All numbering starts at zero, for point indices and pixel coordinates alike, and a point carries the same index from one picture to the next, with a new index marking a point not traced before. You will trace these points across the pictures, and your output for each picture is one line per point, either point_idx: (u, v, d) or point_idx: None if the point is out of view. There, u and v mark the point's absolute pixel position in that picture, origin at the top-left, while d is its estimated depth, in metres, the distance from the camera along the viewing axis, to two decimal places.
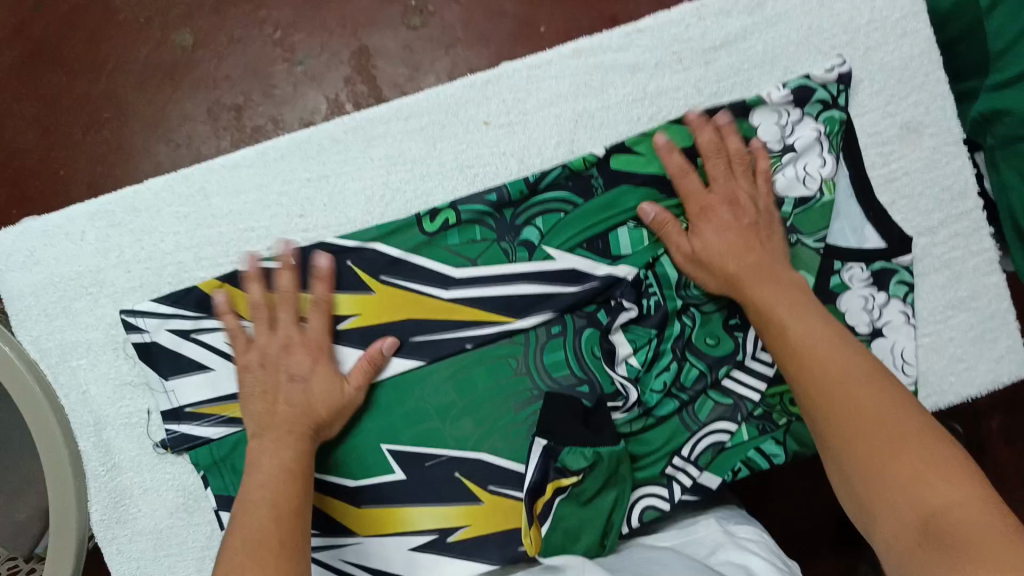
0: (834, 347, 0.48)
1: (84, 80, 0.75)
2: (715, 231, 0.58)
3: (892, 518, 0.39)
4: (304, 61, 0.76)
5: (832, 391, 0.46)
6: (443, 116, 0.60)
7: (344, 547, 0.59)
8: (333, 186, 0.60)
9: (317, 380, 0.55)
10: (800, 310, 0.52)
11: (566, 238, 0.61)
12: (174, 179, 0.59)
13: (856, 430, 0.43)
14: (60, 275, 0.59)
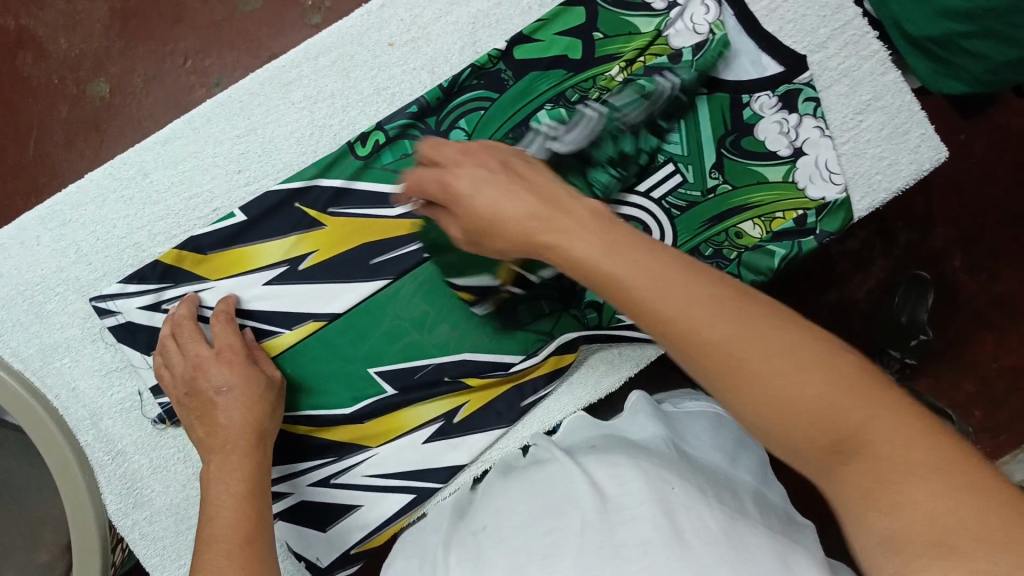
0: (651, 277, 0.33)
1: (11, 149, 0.80)
2: (505, 194, 0.40)
3: (784, 442, 0.32)
4: (220, 81, 0.82)
5: (684, 328, 0.32)
6: (350, 47, 0.64)
7: (363, 464, 0.62)
8: (263, 137, 0.63)
9: (237, 387, 0.54)
10: (574, 230, 0.37)
11: (492, 127, 0.62)
12: (113, 166, 0.62)
13: (739, 364, 0.31)
14: (26, 283, 0.61)
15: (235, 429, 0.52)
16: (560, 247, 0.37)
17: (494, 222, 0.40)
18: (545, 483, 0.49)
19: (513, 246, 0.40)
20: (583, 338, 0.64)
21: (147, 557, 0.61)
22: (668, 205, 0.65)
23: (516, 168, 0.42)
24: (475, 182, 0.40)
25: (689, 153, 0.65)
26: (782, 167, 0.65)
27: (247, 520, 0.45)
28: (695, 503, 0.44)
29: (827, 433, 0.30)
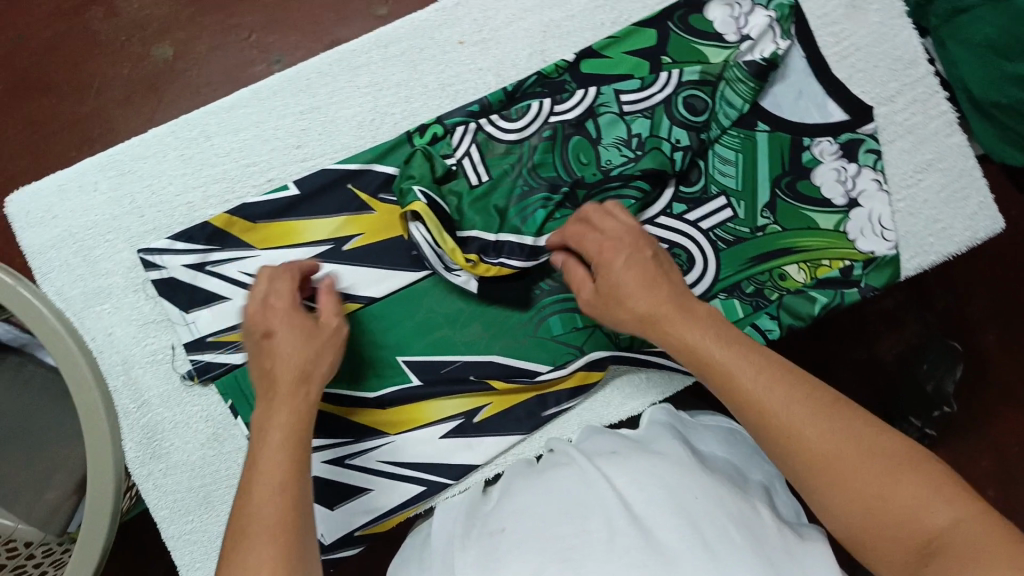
0: (765, 394, 0.42)
1: (72, 102, 0.83)
2: (625, 265, 0.51)
3: (878, 552, 0.37)
4: (281, 60, 0.84)
5: (797, 442, 0.40)
6: (421, 40, 0.64)
7: (378, 449, 0.63)
8: (324, 116, 0.64)
9: (300, 332, 0.51)
10: (692, 320, 0.48)
11: (548, 129, 0.62)
12: (177, 125, 0.63)
13: (841, 473, 0.38)
14: (78, 227, 0.63)
15: (290, 379, 0.48)
16: (682, 332, 0.48)
17: (624, 294, 0.50)
18: (567, 486, 0.50)
19: (636, 315, 0.50)
20: (612, 359, 0.64)
21: (158, 509, 0.62)
22: (715, 237, 0.64)
23: (661, 255, 0.52)
24: (624, 262, 0.51)
25: (743, 188, 0.64)
26: (835, 216, 0.65)
27: (282, 490, 0.42)
28: (718, 517, 0.46)
29: (913, 542, 0.36)
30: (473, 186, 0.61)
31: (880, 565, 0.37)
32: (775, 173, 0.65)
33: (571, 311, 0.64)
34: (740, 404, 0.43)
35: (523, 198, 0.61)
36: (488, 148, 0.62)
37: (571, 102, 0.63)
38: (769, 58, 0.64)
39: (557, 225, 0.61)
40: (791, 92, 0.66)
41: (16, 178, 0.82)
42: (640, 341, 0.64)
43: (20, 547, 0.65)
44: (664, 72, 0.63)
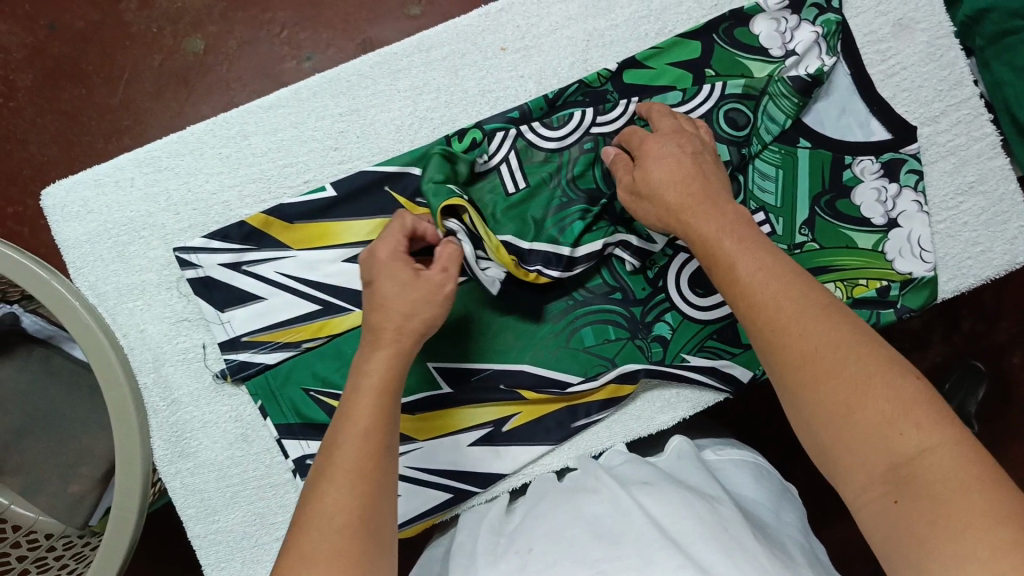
0: (774, 284, 0.43)
1: (103, 92, 0.83)
2: (664, 160, 0.53)
3: (850, 458, 0.38)
4: (312, 57, 0.83)
5: (795, 337, 0.40)
6: (463, 45, 0.64)
7: (404, 455, 0.63)
8: (364, 119, 0.64)
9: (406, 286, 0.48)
10: (713, 214, 0.49)
11: (590, 138, 0.61)
12: (216, 123, 0.63)
13: (830, 372, 0.39)
14: (114, 222, 0.63)
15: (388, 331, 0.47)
16: (700, 227, 0.49)
17: (654, 182, 0.53)
18: (597, 510, 0.50)
19: (664, 207, 0.52)
20: (644, 372, 0.63)
21: (183, 507, 0.62)
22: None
23: (699, 160, 0.53)
24: (658, 155, 0.54)
25: (782, 205, 0.64)
26: (873, 236, 0.64)
27: (365, 439, 0.41)
28: (752, 547, 0.45)
29: (887, 455, 0.37)
30: (508, 193, 0.61)
31: (846, 472, 0.39)
32: (816, 190, 0.64)
33: (604, 323, 0.64)
34: (742, 298, 0.44)
35: (560, 208, 0.60)
36: (528, 156, 0.62)
37: (615, 113, 0.62)
38: (813, 74, 0.63)
39: (596, 236, 0.60)
40: (834, 109, 0.65)
41: (47, 166, 0.83)
42: (672, 356, 0.64)
43: (41, 540, 0.69)
44: (707, 84, 0.63)
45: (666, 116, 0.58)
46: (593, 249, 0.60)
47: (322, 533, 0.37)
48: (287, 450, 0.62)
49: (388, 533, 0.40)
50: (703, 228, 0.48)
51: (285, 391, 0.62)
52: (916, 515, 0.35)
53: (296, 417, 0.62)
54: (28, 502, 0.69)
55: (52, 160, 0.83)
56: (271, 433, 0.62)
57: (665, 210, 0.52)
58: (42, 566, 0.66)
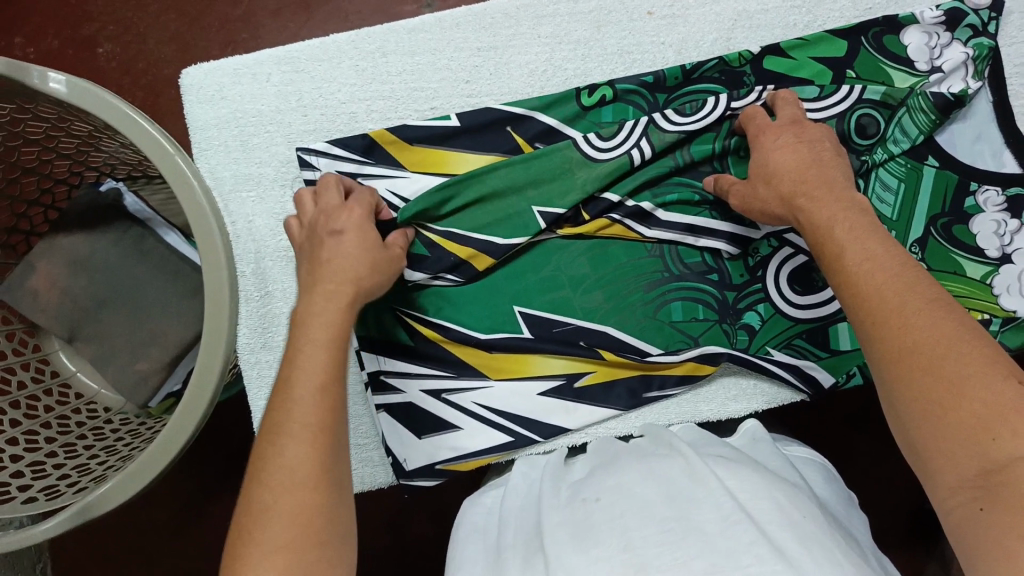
0: (886, 276, 0.41)
1: (227, 2, 0.85)
2: (786, 150, 0.54)
3: (940, 461, 0.35)
4: (433, 3, 0.84)
5: (894, 326, 0.39)
6: (611, 3, 0.64)
7: (475, 391, 0.64)
8: (499, 58, 0.64)
9: (366, 240, 0.50)
10: (832, 205, 0.48)
11: (716, 127, 0.62)
12: (358, 36, 0.65)
13: (930, 371, 0.36)
14: (243, 112, 0.65)
15: (340, 273, 0.47)
16: (812, 214, 0.49)
17: (773, 171, 0.53)
18: (672, 475, 0.50)
19: (778, 194, 0.52)
20: (728, 357, 0.63)
21: (256, 397, 0.64)
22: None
23: (821, 155, 0.53)
24: (775, 147, 0.55)
25: (897, 219, 0.63)
26: (984, 267, 0.63)
27: (320, 374, 0.40)
28: (829, 541, 0.44)
29: (977, 459, 0.34)
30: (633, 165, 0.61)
31: (934, 472, 0.36)
32: (935, 210, 0.63)
33: (694, 301, 0.64)
34: (850, 288, 0.43)
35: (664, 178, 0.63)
36: (658, 139, 0.61)
37: (747, 99, 0.61)
38: (957, 94, 0.62)
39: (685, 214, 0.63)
40: (968, 134, 0.64)
41: (160, 62, 0.86)
42: (757, 347, 0.64)
43: (100, 410, 0.72)
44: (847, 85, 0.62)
45: (789, 106, 0.58)
46: (669, 219, 0.63)
47: (293, 493, 0.36)
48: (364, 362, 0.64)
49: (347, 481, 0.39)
50: (822, 219, 0.48)
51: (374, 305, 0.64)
52: (998, 532, 0.32)
53: (379, 332, 0.64)
54: (93, 374, 0.74)
55: (167, 59, 0.86)
56: (353, 346, 0.65)
57: (782, 200, 0.52)
58: (99, 433, 0.68)
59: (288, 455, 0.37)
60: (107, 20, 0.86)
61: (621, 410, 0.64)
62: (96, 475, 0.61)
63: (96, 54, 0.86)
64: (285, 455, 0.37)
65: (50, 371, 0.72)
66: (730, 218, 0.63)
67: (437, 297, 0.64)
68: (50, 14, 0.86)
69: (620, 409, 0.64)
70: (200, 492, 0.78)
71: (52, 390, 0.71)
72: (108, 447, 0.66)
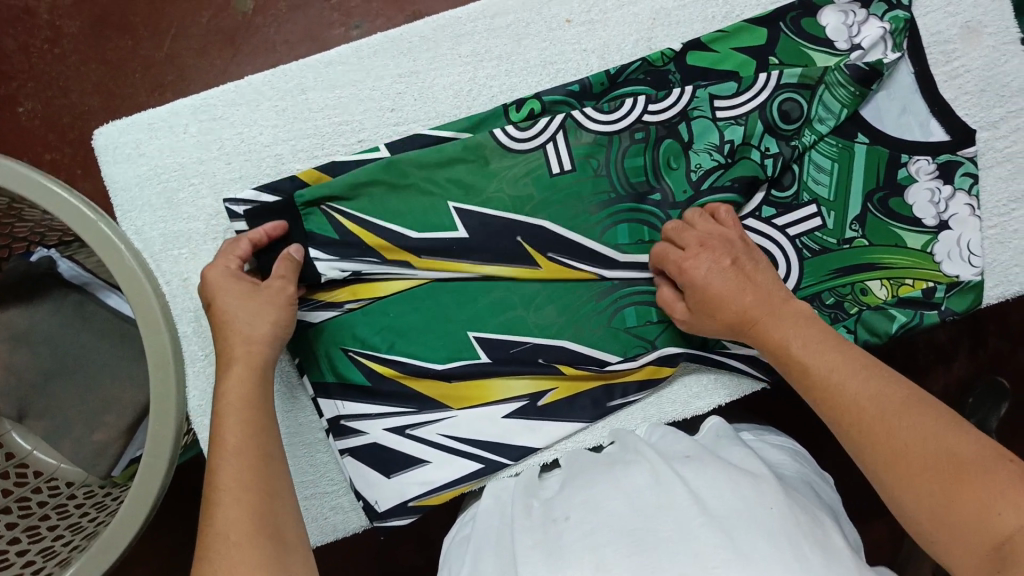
0: (859, 395, 0.44)
1: (149, 46, 0.82)
2: (714, 272, 0.53)
3: (957, 553, 0.37)
4: (360, 25, 0.83)
5: (880, 434, 0.42)
6: (529, 15, 0.63)
7: (438, 422, 0.63)
8: (422, 82, 0.63)
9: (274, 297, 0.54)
10: (783, 322, 0.51)
11: (643, 133, 0.61)
12: (274, 75, 0.63)
13: (935, 483, 0.39)
14: (163, 167, 0.62)
15: (254, 337, 0.51)
16: (768, 331, 0.51)
17: (711, 281, 0.53)
18: (638, 481, 0.50)
19: (726, 320, 0.53)
20: (685, 356, 0.63)
21: None
22: (800, 244, 0.64)
23: (744, 268, 0.54)
24: (706, 273, 0.53)
25: (834, 200, 0.64)
26: (923, 236, 0.64)
27: (244, 440, 0.45)
28: (796, 533, 0.44)
29: (987, 539, 0.36)
30: (552, 175, 0.61)
31: (952, 562, 0.38)
32: (870, 185, 0.64)
33: (647, 304, 0.63)
34: (831, 405, 0.45)
35: (606, 207, 0.62)
36: (576, 136, 0.61)
37: (667, 101, 0.61)
38: (872, 63, 0.62)
39: (643, 248, 0.63)
40: (894, 107, 0.65)
41: (85, 116, 0.82)
42: (714, 342, 0.63)
43: (62, 487, 0.68)
44: (763, 73, 0.62)
45: (710, 222, 0.57)
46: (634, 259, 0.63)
47: (234, 548, 0.39)
48: (320, 408, 0.63)
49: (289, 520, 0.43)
50: (776, 338, 0.50)
51: (324, 349, 0.62)
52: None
53: (333, 376, 0.62)
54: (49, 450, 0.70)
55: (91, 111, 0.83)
56: (307, 393, 0.64)
57: (733, 324, 0.53)
58: (63, 512, 0.65)
59: (220, 516, 0.40)
60: (24, 77, 0.82)
61: (587, 421, 0.63)
62: (60, 559, 0.58)
63: (16, 114, 0.83)
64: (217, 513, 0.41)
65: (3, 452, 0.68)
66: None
67: (388, 332, 0.62)
68: None
69: (587, 421, 0.63)
70: (177, 555, 0.76)
71: (8, 473, 0.67)
72: (73, 527, 0.63)
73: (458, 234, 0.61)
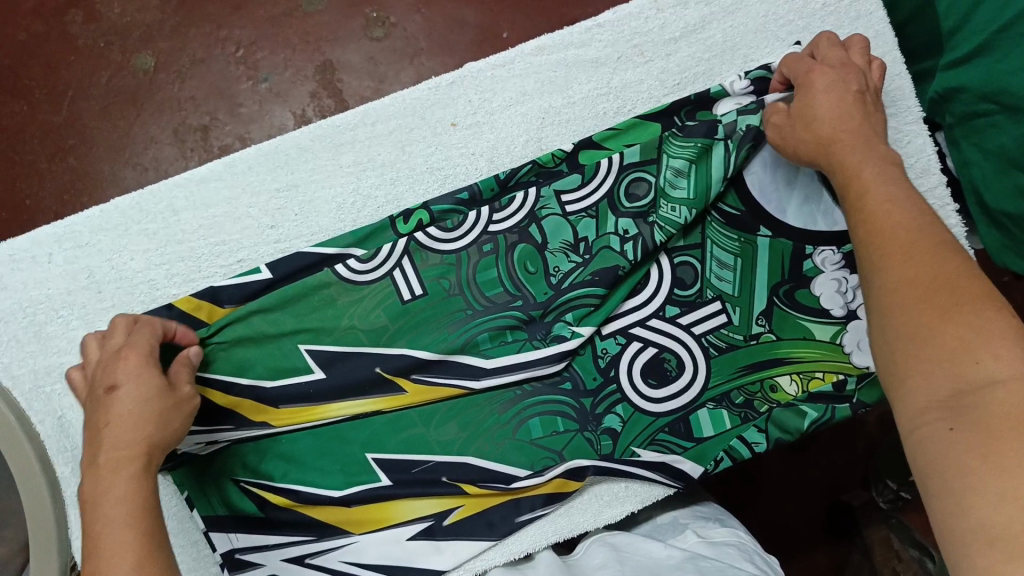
0: (901, 215, 0.41)
1: (46, 110, 0.79)
2: (832, 94, 0.52)
3: (911, 383, 0.35)
4: (269, 78, 0.80)
5: (899, 256, 0.39)
6: (411, 120, 0.63)
7: (339, 549, 0.59)
8: (303, 195, 0.62)
9: (146, 390, 0.46)
10: (859, 150, 0.48)
11: (489, 241, 0.60)
12: (142, 197, 0.60)
13: (912, 292, 0.37)
14: (30, 300, 0.59)
15: (131, 424, 0.44)
16: (840, 159, 0.48)
17: (817, 114, 0.52)
18: None
19: (815, 138, 0.51)
20: (593, 468, 0.61)
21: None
22: (707, 342, 0.62)
23: (863, 99, 0.52)
24: (824, 87, 0.53)
25: (740, 294, 0.62)
26: (832, 327, 0.62)
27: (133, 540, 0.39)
28: None
29: (954, 380, 0.34)
30: (404, 302, 0.59)
31: (904, 394, 0.36)
32: (777, 277, 0.62)
33: (552, 414, 0.61)
34: (859, 210, 0.44)
35: (466, 324, 0.59)
36: (421, 258, 0.60)
37: (511, 207, 0.61)
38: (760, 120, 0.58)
39: (508, 349, 0.60)
40: (796, 197, 0.62)
41: None
42: (622, 450, 0.61)
43: None
44: (604, 159, 0.61)
45: (836, 48, 0.56)
46: (501, 363, 0.60)
47: None
48: (213, 542, 0.59)
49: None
50: (849, 159, 0.48)
51: (216, 482, 0.59)
52: (967, 462, 0.31)
53: (225, 509, 0.59)
54: None
55: None
56: (198, 527, 0.60)
57: (817, 140, 0.51)
58: None
59: None
60: None
61: (496, 539, 0.60)
62: None
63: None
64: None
65: None
66: (551, 339, 0.60)
67: (283, 460, 0.59)
68: None
69: (495, 538, 0.60)
70: None
71: None
72: None
73: (315, 376, 0.58)
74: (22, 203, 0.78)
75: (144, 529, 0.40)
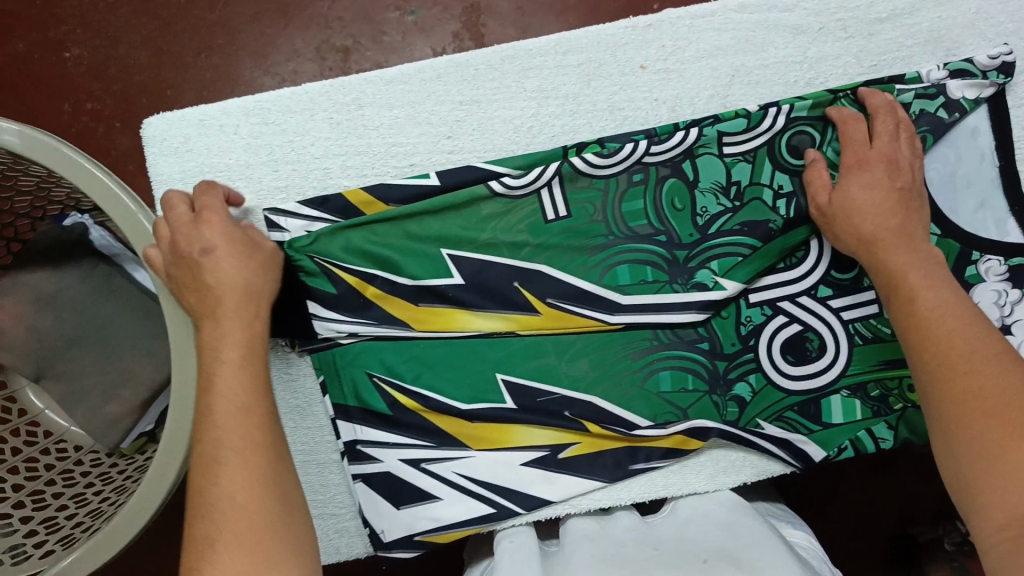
0: (955, 326, 0.47)
1: (202, 6, 0.79)
2: (869, 184, 0.56)
3: (984, 503, 0.40)
4: (417, 12, 0.78)
5: (961, 373, 0.44)
6: (602, 55, 0.63)
7: (456, 460, 0.61)
8: (482, 112, 0.63)
9: (238, 249, 0.52)
10: (903, 252, 0.53)
11: (642, 171, 0.60)
12: (334, 86, 0.62)
13: (970, 414, 0.42)
14: (211, 166, 0.61)
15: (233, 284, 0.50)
16: (883, 261, 0.53)
17: (857, 208, 0.55)
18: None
19: (855, 231, 0.55)
20: (717, 432, 0.61)
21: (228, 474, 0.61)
22: (853, 330, 0.61)
23: (903, 197, 0.56)
24: (865, 182, 0.56)
25: None
26: None
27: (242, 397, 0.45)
28: None
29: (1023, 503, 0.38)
30: (547, 221, 0.60)
31: (978, 513, 0.40)
32: None
33: (683, 370, 0.61)
34: (908, 322, 0.49)
35: (605, 250, 0.60)
36: (571, 181, 0.60)
37: (672, 142, 0.60)
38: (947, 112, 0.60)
39: (646, 288, 0.61)
40: (972, 199, 0.61)
41: (131, 69, 0.79)
42: (747, 419, 0.61)
43: (71, 451, 0.66)
44: (773, 107, 0.60)
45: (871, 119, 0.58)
46: (639, 301, 0.61)
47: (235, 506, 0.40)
48: (339, 428, 0.62)
49: (297, 499, 0.44)
50: (896, 266, 0.52)
51: (348, 371, 0.61)
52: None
53: (355, 400, 0.61)
54: (60, 410, 0.68)
55: (137, 66, 0.79)
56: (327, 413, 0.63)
57: (858, 236, 0.55)
58: (69, 479, 0.63)
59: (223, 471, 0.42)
60: (75, 22, 0.79)
61: (608, 481, 0.61)
62: (64, 536, 0.57)
63: (63, 58, 0.80)
64: (221, 471, 0.42)
65: (17, 410, 0.66)
66: (691, 286, 0.60)
67: (417, 363, 0.60)
68: (14, 17, 0.79)
69: (608, 480, 0.61)
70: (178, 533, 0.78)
71: (18, 430, 0.65)
72: (76, 497, 0.61)
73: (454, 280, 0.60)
74: (163, 89, 0.79)
75: (242, 386, 0.45)
